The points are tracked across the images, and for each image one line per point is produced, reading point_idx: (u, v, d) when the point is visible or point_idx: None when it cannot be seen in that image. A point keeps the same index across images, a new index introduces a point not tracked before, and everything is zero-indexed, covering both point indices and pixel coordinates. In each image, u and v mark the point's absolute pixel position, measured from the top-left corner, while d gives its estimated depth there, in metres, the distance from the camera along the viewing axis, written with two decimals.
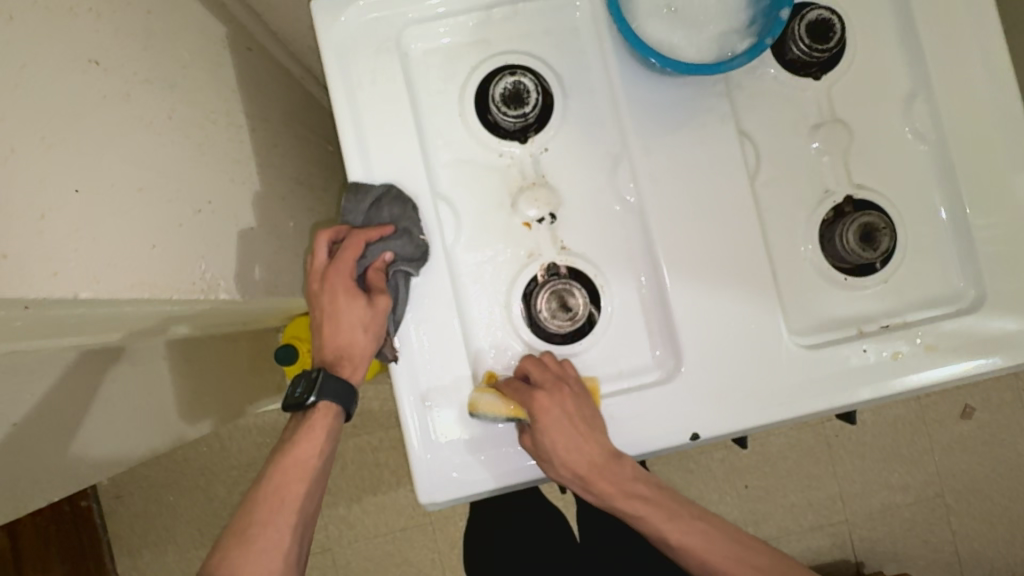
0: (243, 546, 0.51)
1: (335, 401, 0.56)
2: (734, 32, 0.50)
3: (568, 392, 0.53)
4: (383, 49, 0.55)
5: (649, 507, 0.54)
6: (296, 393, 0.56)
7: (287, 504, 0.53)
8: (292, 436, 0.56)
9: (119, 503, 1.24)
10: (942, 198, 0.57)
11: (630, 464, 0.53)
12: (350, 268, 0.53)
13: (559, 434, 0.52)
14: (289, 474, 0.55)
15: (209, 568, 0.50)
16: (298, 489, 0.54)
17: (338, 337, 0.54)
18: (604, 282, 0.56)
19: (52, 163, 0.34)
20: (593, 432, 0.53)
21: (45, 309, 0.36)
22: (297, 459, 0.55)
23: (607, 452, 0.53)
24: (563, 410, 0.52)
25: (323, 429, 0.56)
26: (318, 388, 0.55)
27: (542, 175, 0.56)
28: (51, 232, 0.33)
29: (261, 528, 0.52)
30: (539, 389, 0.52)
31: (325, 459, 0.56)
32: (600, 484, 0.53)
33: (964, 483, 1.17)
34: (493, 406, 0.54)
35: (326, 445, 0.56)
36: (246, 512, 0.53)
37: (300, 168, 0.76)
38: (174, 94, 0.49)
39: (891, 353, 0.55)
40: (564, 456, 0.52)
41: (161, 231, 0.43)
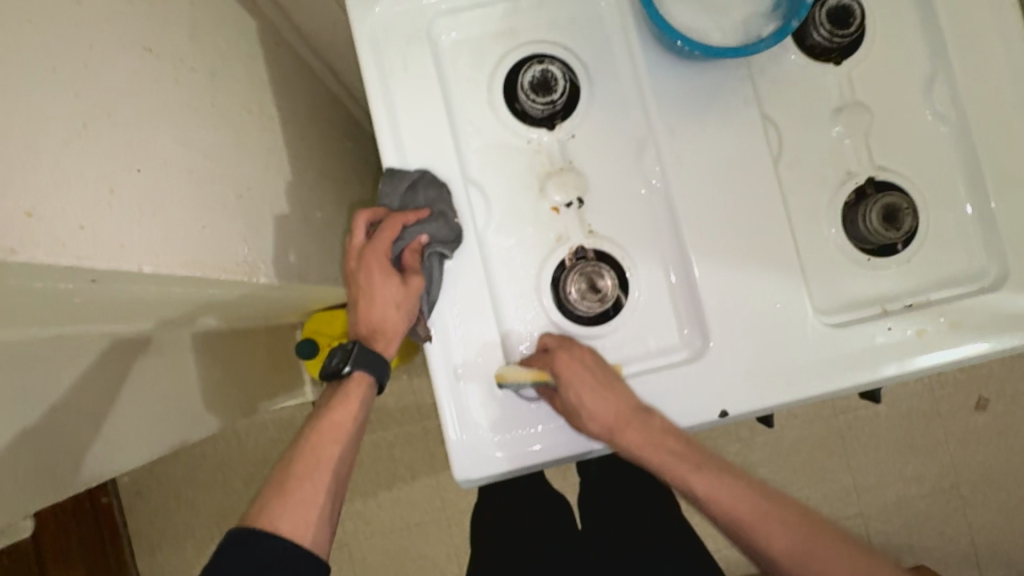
0: (281, 497, 0.53)
1: (369, 371, 0.58)
2: (760, 16, 0.51)
3: (586, 350, 0.55)
4: (415, 38, 0.57)
5: (679, 460, 0.53)
6: (332, 361, 0.59)
7: (321, 463, 0.56)
8: (329, 401, 0.59)
9: (138, 499, 1.26)
10: (964, 178, 0.58)
11: (657, 414, 0.54)
12: (387, 247, 0.55)
13: (583, 388, 0.53)
14: (325, 436, 0.57)
15: (249, 516, 0.53)
16: (332, 450, 0.56)
17: (373, 313, 0.56)
18: (631, 264, 0.58)
19: (117, 140, 0.36)
20: (616, 386, 0.54)
21: (107, 284, 0.38)
22: (332, 422, 0.57)
23: (632, 403, 0.54)
24: (584, 365, 0.53)
25: (358, 396, 0.58)
26: (354, 358, 0.57)
27: (569, 160, 0.58)
28: (119, 206, 0.35)
29: (297, 483, 0.54)
30: (560, 349, 0.54)
31: (358, 426, 0.58)
32: (627, 435, 0.53)
33: (980, 474, 1.17)
34: (519, 374, 0.54)
35: (360, 412, 0.58)
36: (284, 468, 0.56)
37: (326, 162, 0.78)
38: (217, 83, 0.51)
39: (915, 331, 0.56)
40: (589, 410, 0.53)
41: (209, 213, 0.45)
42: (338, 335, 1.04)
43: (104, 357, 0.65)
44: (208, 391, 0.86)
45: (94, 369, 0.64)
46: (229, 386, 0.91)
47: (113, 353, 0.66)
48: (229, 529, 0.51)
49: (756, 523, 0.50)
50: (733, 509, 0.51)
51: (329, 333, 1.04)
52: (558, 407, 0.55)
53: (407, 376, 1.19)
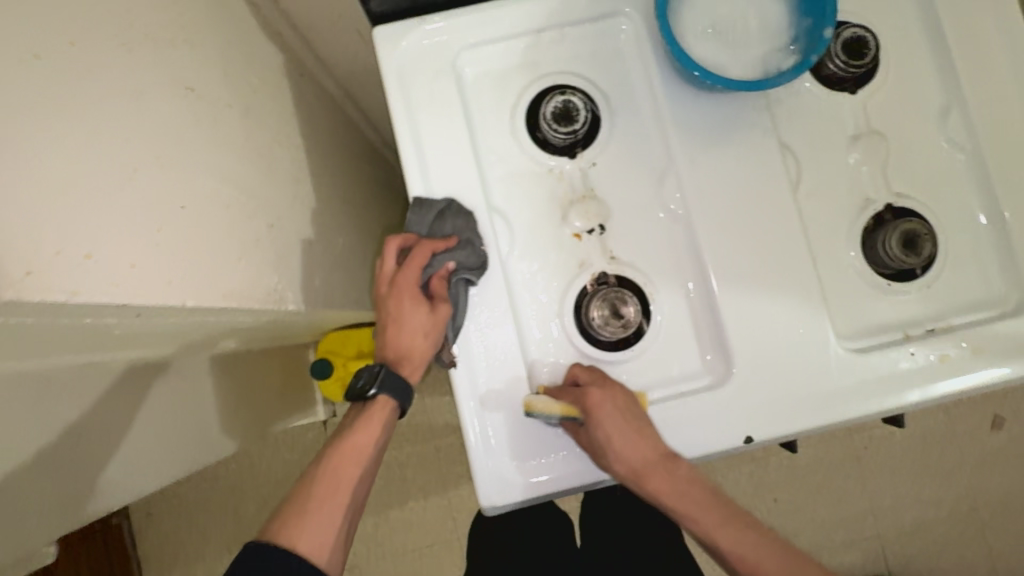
0: (300, 517, 0.53)
1: (392, 396, 0.59)
2: (777, 50, 0.53)
3: (619, 389, 0.54)
4: (440, 71, 0.58)
5: (702, 510, 0.54)
6: (358, 384, 0.59)
7: (342, 485, 0.56)
8: (351, 423, 0.59)
9: (150, 521, 1.26)
10: (980, 204, 0.58)
11: (683, 462, 0.54)
12: (416, 274, 0.57)
13: (613, 429, 0.53)
14: (346, 458, 0.57)
15: (268, 532, 0.53)
16: (352, 473, 0.57)
17: (400, 339, 0.57)
18: (653, 290, 0.58)
19: (163, 181, 0.37)
20: (644, 428, 0.54)
21: (151, 318, 0.39)
22: (354, 445, 0.57)
23: (660, 449, 0.54)
24: (615, 406, 0.53)
25: (381, 421, 0.59)
26: (380, 381, 0.58)
27: (591, 188, 0.59)
28: (165, 245, 0.36)
29: (318, 502, 0.55)
30: (590, 386, 0.54)
31: (379, 450, 0.59)
32: (653, 481, 0.54)
33: (999, 495, 1.16)
34: (547, 408, 0.53)
35: (381, 436, 0.59)
36: (304, 488, 0.56)
37: (346, 187, 0.79)
38: (248, 117, 0.52)
39: (939, 356, 0.56)
40: (618, 451, 0.53)
41: (244, 246, 0.46)
42: (353, 356, 1.05)
43: (129, 383, 0.66)
44: (226, 414, 0.86)
45: (120, 395, 0.64)
46: (245, 408, 0.91)
47: (137, 378, 0.67)
48: (247, 541, 0.51)
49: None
50: (755, 561, 0.52)
51: (344, 353, 1.05)
52: (584, 444, 0.55)
53: (419, 396, 1.20)
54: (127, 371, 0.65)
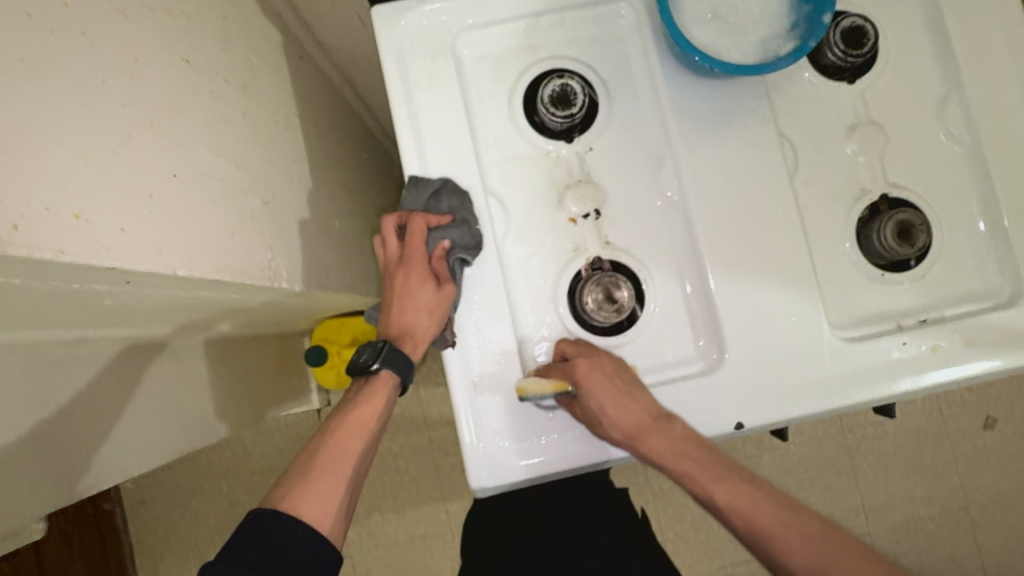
0: (304, 487, 0.53)
1: (394, 372, 0.59)
2: (776, 36, 0.53)
3: (607, 357, 0.55)
4: (438, 53, 0.58)
5: (698, 467, 0.53)
6: (362, 358, 0.59)
7: (345, 457, 0.56)
8: (354, 397, 0.59)
9: (142, 507, 1.25)
10: (977, 198, 0.59)
11: (676, 422, 0.54)
12: (417, 251, 0.58)
13: (604, 396, 0.53)
14: (349, 431, 0.57)
15: (271, 501, 0.52)
16: (356, 445, 0.56)
17: (403, 316, 0.58)
18: (647, 276, 0.58)
19: (156, 148, 0.37)
20: (636, 393, 0.54)
21: (142, 286, 0.39)
22: (357, 418, 0.57)
23: (653, 411, 0.54)
24: (603, 373, 0.54)
25: (384, 395, 0.59)
26: (382, 356, 0.58)
27: (587, 173, 0.59)
28: (157, 212, 0.36)
29: (322, 473, 0.54)
30: (578, 359, 0.55)
31: (381, 424, 0.59)
32: (648, 442, 0.54)
33: (990, 495, 1.17)
34: (538, 387, 0.55)
35: (384, 411, 0.59)
36: (307, 459, 0.55)
37: (343, 172, 0.79)
38: (245, 94, 0.52)
39: (930, 347, 0.56)
40: (610, 418, 0.54)
41: (238, 220, 0.46)
42: (347, 343, 1.05)
43: (121, 362, 0.66)
44: (219, 398, 0.86)
45: (111, 373, 0.64)
46: (239, 393, 0.91)
47: (130, 357, 0.67)
48: (252, 508, 0.50)
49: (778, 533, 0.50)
50: (754, 515, 0.51)
51: (338, 341, 1.05)
52: (577, 415, 0.56)
53: (414, 386, 1.20)
54: (119, 350, 0.65)
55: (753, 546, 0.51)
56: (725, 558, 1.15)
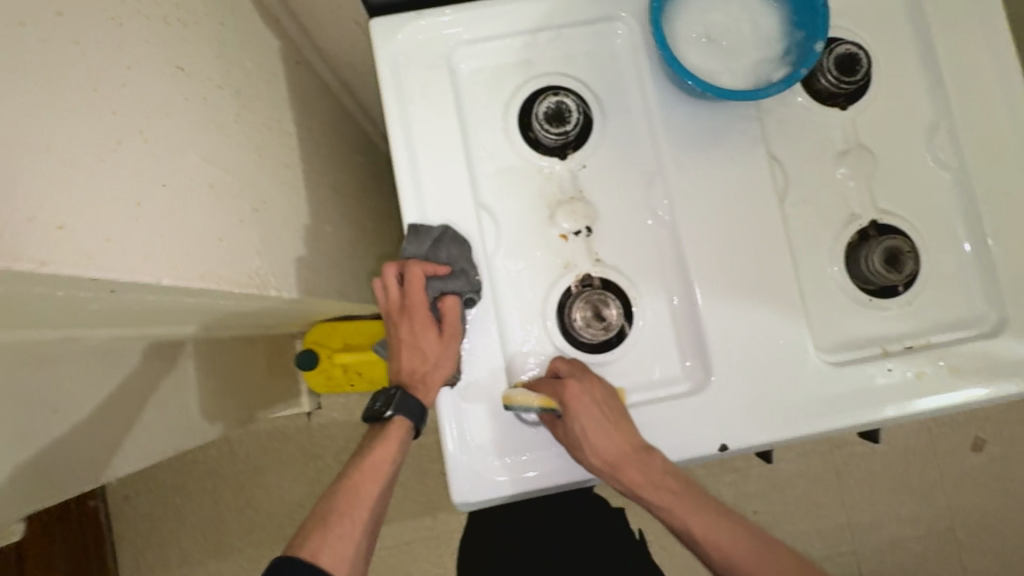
0: (322, 531, 0.53)
1: (408, 418, 0.59)
2: (769, 61, 0.53)
3: (600, 382, 0.54)
4: (435, 66, 0.58)
5: (677, 499, 0.54)
6: (375, 405, 0.60)
7: (361, 502, 0.56)
8: (370, 442, 0.59)
9: (126, 504, 1.24)
10: (964, 225, 0.59)
11: (657, 454, 0.54)
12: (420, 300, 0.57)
13: (591, 422, 0.53)
14: (365, 475, 0.57)
15: (292, 546, 0.53)
16: (371, 490, 0.57)
17: (414, 366, 0.57)
18: (636, 294, 0.58)
19: (146, 156, 0.37)
20: (622, 423, 0.54)
21: (126, 293, 0.38)
22: (373, 462, 0.58)
23: (638, 442, 0.54)
24: (592, 399, 0.53)
25: (396, 440, 0.59)
26: (396, 403, 0.58)
27: (580, 190, 0.59)
28: (144, 220, 0.36)
29: (338, 518, 0.54)
30: (571, 381, 0.54)
31: (396, 467, 0.59)
32: (628, 472, 0.54)
33: (976, 517, 1.17)
34: (529, 400, 0.53)
35: (399, 454, 0.59)
36: (325, 504, 0.56)
37: (338, 176, 0.79)
38: (239, 100, 0.52)
39: (915, 373, 0.56)
40: (594, 445, 0.53)
41: (227, 227, 0.46)
42: (339, 348, 1.04)
43: (107, 361, 0.65)
44: (206, 398, 0.85)
45: (97, 372, 0.64)
46: (226, 394, 0.91)
47: (116, 357, 0.66)
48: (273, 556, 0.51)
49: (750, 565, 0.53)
50: (727, 548, 0.53)
51: (330, 344, 1.04)
52: (560, 436, 0.55)
53: None
54: (106, 349, 0.64)
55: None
56: (710, 573, 1.14)
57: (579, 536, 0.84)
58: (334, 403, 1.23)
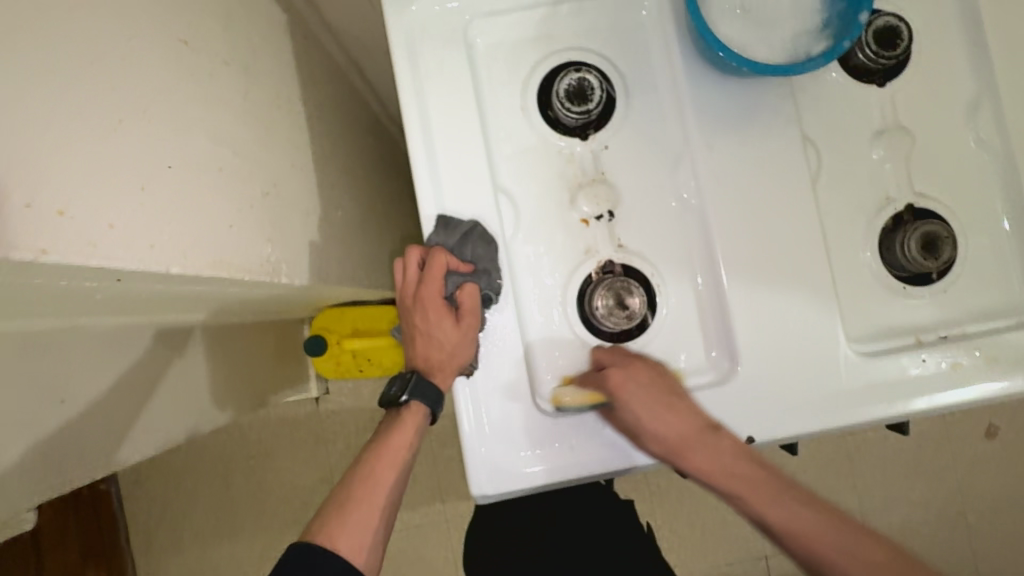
0: (339, 517, 0.52)
1: (425, 403, 0.57)
2: (808, 34, 0.50)
3: (645, 366, 0.53)
4: (450, 40, 0.55)
5: (750, 487, 0.52)
6: (391, 391, 0.59)
7: (378, 487, 0.55)
8: (386, 428, 0.58)
9: (137, 488, 1.25)
10: (1005, 208, 0.56)
11: (726, 435, 0.52)
12: (437, 287, 0.55)
13: (643, 408, 0.52)
14: (382, 461, 0.56)
15: (309, 534, 0.52)
16: (388, 476, 0.55)
17: (429, 355, 0.56)
18: (660, 281, 0.56)
19: (150, 135, 0.34)
20: (679, 405, 0.53)
21: (133, 282, 0.37)
22: (389, 448, 0.56)
23: (701, 424, 0.52)
24: (639, 384, 0.52)
25: (413, 426, 0.57)
26: (411, 388, 0.57)
27: (602, 171, 0.56)
28: (150, 205, 0.34)
29: (356, 504, 0.53)
30: (612, 368, 0.53)
31: (413, 454, 0.58)
32: (690, 458, 0.52)
33: (988, 503, 1.16)
34: (575, 399, 0.54)
35: (416, 440, 0.58)
36: (342, 490, 0.55)
37: (347, 158, 0.76)
38: (247, 77, 0.50)
39: (950, 364, 0.54)
40: (651, 432, 0.52)
41: (236, 212, 0.44)
42: (348, 333, 1.02)
43: (114, 349, 0.64)
44: (215, 385, 0.84)
45: (104, 360, 0.62)
46: (235, 380, 0.89)
47: (124, 345, 0.65)
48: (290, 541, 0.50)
49: (847, 560, 0.49)
50: (817, 542, 0.50)
51: (339, 330, 1.03)
52: (618, 425, 0.54)
53: None
54: (112, 337, 0.63)
55: (813, 569, 0.51)
56: (719, 558, 1.15)
57: (591, 529, 0.84)
58: (343, 389, 1.22)
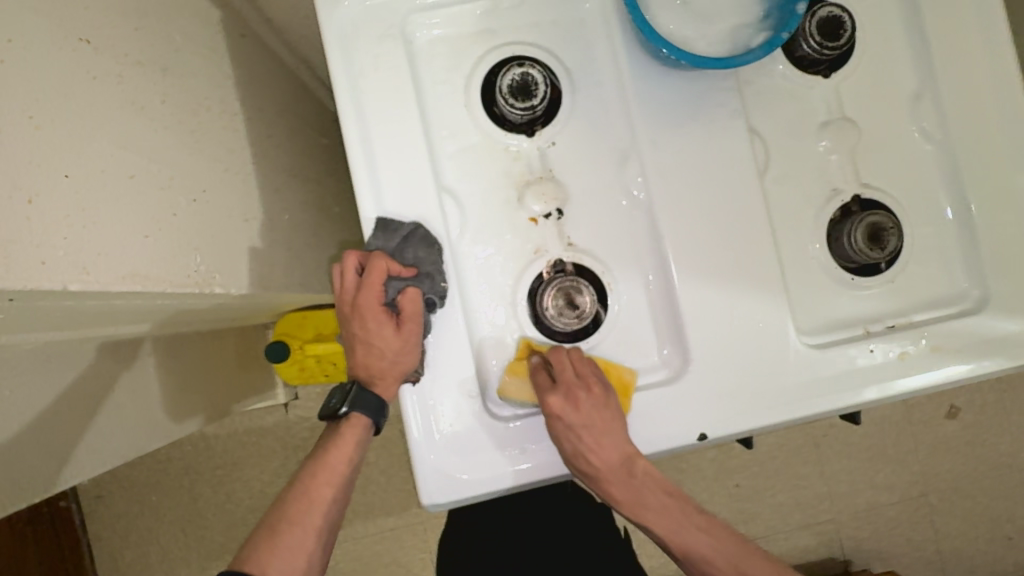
0: (270, 542, 0.51)
1: (367, 414, 0.56)
2: (748, 27, 0.49)
3: (588, 402, 0.51)
4: (387, 36, 0.53)
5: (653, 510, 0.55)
6: (331, 402, 0.56)
7: (314, 507, 0.53)
8: (324, 442, 0.56)
9: (99, 503, 1.20)
10: (948, 196, 0.57)
11: (642, 470, 0.53)
12: (377, 294, 0.53)
13: (581, 432, 0.51)
14: (319, 478, 0.54)
15: (238, 560, 0.50)
16: (325, 494, 0.54)
17: (371, 362, 0.54)
18: (610, 279, 0.55)
19: (38, 144, 0.32)
20: (613, 440, 0.52)
21: (31, 300, 0.34)
22: (326, 464, 0.55)
23: (623, 460, 0.52)
24: (579, 416, 0.51)
25: (353, 439, 0.56)
26: (351, 399, 0.55)
27: (549, 169, 0.55)
28: (39, 219, 0.32)
29: (289, 527, 0.52)
30: (556, 394, 0.51)
31: (353, 468, 0.56)
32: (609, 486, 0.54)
33: (949, 482, 1.19)
34: (517, 393, 0.53)
35: (355, 453, 0.56)
36: (276, 511, 0.53)
37: (295, 159, 0.74)
38: (167, 78, 0.47)
39: (898, 353, 0.55)
40: (579, 461, 0.52)
41: (155, 221, 0.41)
42: (310, 338, 1.00)
43: (49, 365, 0.61)
44: (172, 399, 0.81)
45: (39, 378, 0.59)
46: (194, 392, 0.86)
47: (60, 361, 0.61)
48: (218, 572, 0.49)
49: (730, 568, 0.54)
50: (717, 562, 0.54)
51: (301, 335, 1.00)
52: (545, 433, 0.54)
53: None
54: (47, 353, 0.60)
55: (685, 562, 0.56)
56: None
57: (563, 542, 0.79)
58: (311, 394, 1.19)
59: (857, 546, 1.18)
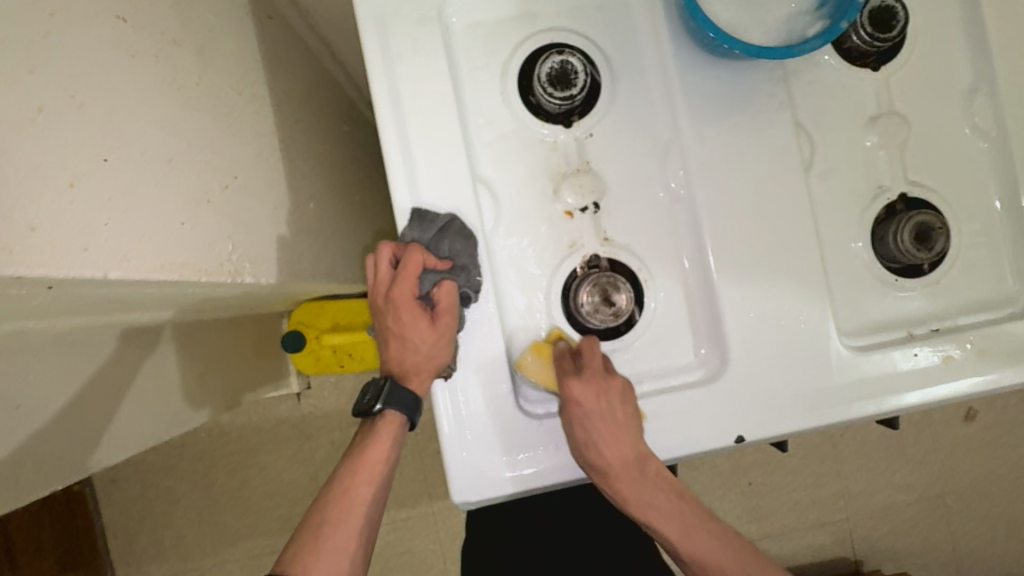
0: (315, 544, 0.52)
1: (400, 410, 0.55)
2: (802, 15, 0.47)
3: (613, 392, 0.50)
4: (425, 19, 0.51)
5: (661, 512, 0.52)
6: (364, 399, 0.56)
7: (355, 508, 0.54)
8: (361, 440, 0.56)
9: (114, 488, 1.21)
10: (997, 195, 0.55)
11: (654, 464, 0.51)
12: (411, 287, 0.51)
13: (601, 424, 0.50)
14: (359, 477, 0.55)
15: (284, 562, 0.51)
16: (364, 493, 0.55)
17: (405, 356, 0.53)
18: (647, 276, 0.54)
19: (81, 123, 0.31)
20: (630, 434, 0.50)
21: (70, 286, 0.33)
22: (365, 464, 0.55)
23: (636, 455, 0.51)
24: (597, 404, 0.50)
25: (390, 436, 0.56)
26: (386, 395, 0.55)
27: (587, 161, 0.54)
28: (81, 203, 0.30)
29: (331, 528, 0.53)
30: (576, 380, 0.50)
31: (391, 466, 0.56)
32: (618, 481, 0.51)
33: (967, 484, 1.18)
34: (536, 373, 0.52)
35: (393, 451, 0.56)
36: (318, 511, 0.54)
37: (320, 146, 0.72)
38: (201, 59, 0.46)
39: (942, 357, 0.53)
40: (594, 450, 0.50)
41: (190, 207, 0.40)
42: (328, 328, 0.99)
43: (73, 352, 0.60)
44: (191, 386, 0.80)
45: (63, 364, 0.58)
46: (213, 379, 0.85)
47: (83, 347, 0.61)
48: None
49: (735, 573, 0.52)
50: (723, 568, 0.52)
51: (318, 324, 0.99)
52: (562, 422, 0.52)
53: None
54: (70, 340, 0.59)
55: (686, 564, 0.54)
56: None
57: (590, 536, 0.78)
58: (325, 383, 1.18)
59: (871, 547, 1.17)
